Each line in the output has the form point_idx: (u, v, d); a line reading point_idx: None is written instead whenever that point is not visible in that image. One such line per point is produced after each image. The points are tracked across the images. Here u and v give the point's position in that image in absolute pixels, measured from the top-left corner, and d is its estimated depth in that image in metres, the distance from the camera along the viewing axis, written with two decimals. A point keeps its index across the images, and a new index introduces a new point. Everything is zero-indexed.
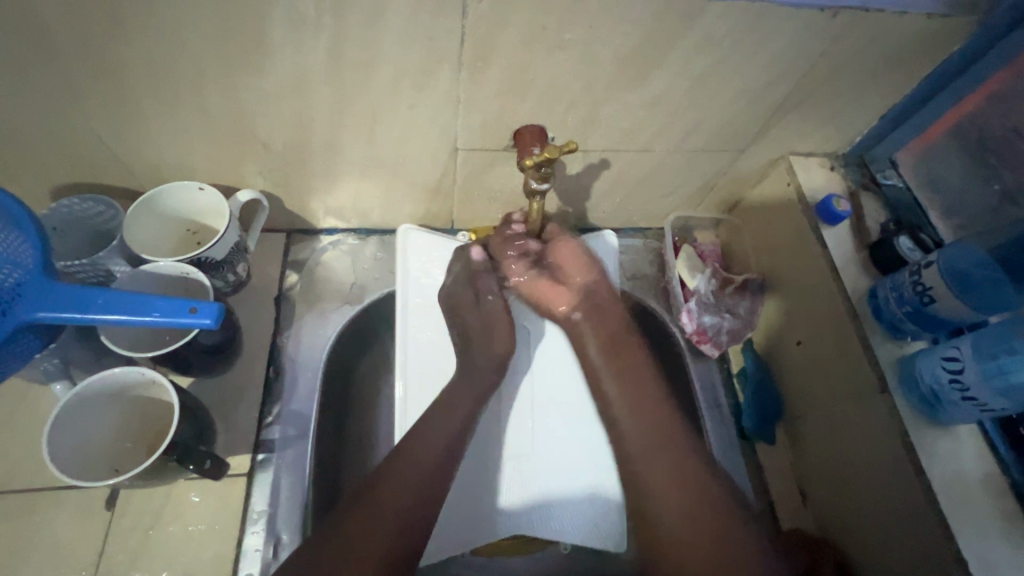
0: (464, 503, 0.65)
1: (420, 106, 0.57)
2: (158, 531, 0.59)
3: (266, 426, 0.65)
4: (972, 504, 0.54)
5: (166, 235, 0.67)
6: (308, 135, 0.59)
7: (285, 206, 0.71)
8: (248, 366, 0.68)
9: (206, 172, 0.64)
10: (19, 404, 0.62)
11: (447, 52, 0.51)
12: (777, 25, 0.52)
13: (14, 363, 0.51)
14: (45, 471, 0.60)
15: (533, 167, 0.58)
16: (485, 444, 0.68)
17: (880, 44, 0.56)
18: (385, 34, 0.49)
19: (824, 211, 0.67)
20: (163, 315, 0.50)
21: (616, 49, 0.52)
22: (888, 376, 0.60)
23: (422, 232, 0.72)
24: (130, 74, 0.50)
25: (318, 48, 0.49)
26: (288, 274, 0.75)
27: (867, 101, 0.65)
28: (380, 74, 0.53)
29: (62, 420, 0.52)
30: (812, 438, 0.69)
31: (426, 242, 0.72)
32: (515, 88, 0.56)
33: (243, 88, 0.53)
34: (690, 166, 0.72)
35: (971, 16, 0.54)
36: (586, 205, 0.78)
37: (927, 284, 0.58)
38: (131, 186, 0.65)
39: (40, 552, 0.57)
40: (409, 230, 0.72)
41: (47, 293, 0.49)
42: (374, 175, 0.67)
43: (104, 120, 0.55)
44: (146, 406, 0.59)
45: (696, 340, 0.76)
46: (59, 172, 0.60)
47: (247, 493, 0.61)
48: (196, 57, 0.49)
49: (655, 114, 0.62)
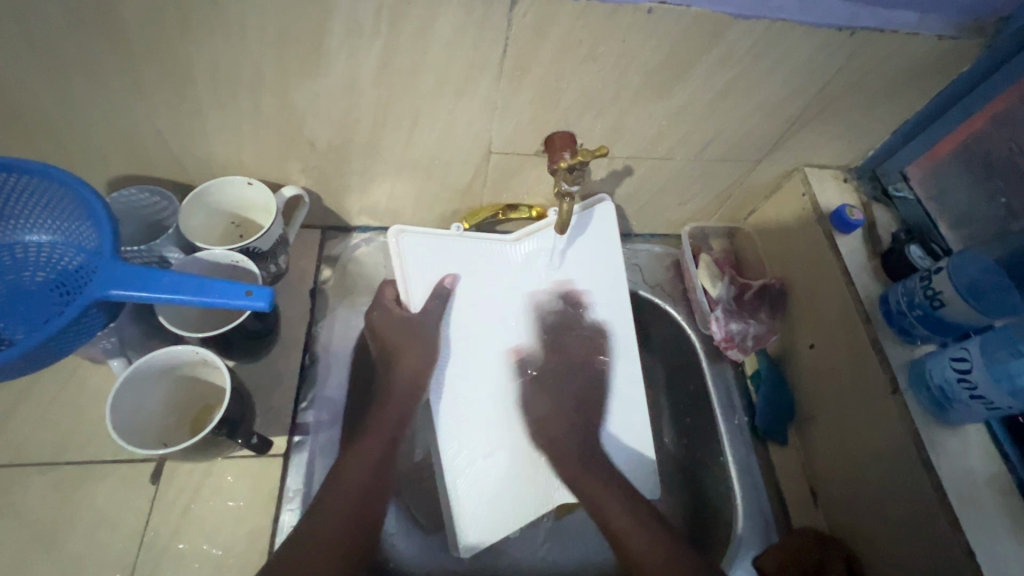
0: (478, 499, 0.67)
1: (459, 110, 0.61)
2: (198, 506, 0.61)
3: (300, 410, 0.68)
4: (980, 501, 0.57)
5: (213, 226, 0.71)
6: (351, 135, 0.63)
7: (323, 203, 0.75)
8: (284, 353, 0.71)
9: (254, 169, 0.68)
10: (71, 382, 0.65)
11: (489, 61, 0.55)
12: (796, 43, 0.55)
13: (82, 338, 0.55)
14: (93, 446, 0.63)
15: (565, 169, 0.62)
16: (451, 435, 0.67)
17: (893, 63, 0.59)
18: (433, 43, 0.53)
19: (838, 220, 0.71)
20: (221, 297, 0.53)
21: (645, 62, 0.56)
22: (899, 377, 0.62)
23: (416, 236, 0.71)
24: (197, 74, 0.54)
25: (371, 53, 0.53)
26: (323, 268, 0.79)
27: (880, 115, 0.68)
28: (426, 80, 0.57)
29: (121, 394, 0.55)
30: (825, 439, 0.71)
31: (423, 242, 0.72)
32: (549, 96, 0.60)
33: (298, 89, 0.57)
34: (708, 176, 0.76)
35: (979, 39, 0.58)
36: (608, 209, 0.81)
37: (937, 289, 0.61)
38: (182, 179, 0.69)
39: (88, 521, 0.60)
40: (400, 231, 0.70)
41: (116, 273, 0.53)
42: (410, 175, 0.71)
43: (168, 118, 0.59)
44: (193, 384, 0.62)
45: (723, 347, 0.78)
46: (120, 164, 0.65)
47: (283, 472, 0.64)
48: (258, 59, 0.53)
49: (679, 124, 0.65)
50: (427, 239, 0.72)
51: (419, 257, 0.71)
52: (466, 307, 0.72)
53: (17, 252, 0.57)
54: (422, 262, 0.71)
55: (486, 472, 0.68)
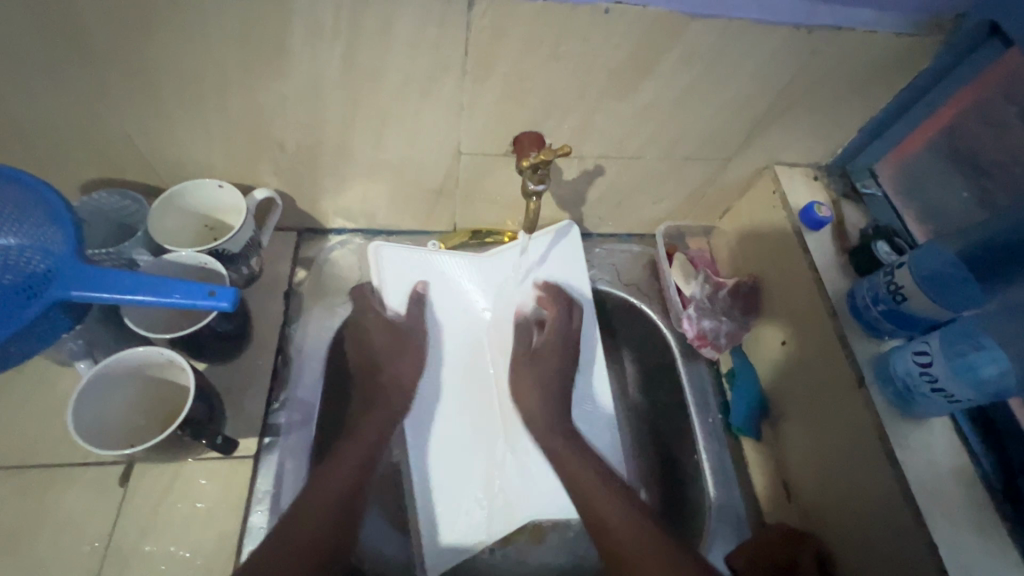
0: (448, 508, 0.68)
1: (425, 111, 0.62)
2: (167, 508, 0.61)
3: (272, 411, 0.68)
4: (945, 494, 0.57)
5: (186, 229, 0.71)
6: (320, 136, 0.64)
7: (297, 205, 0.75)
8: (256, 355, 0.71)
9: (224, 171, 0.68)
10: (41, 384, 0.66)
11: (452, 62, 0.56)
12: (754, 41, 0.56)
13: (46, 340, 0.55)
14: (62, 449, 0.63)
15: (530, 168, 0.61)
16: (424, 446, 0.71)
17: (852, 61, 0.60)
18: (395, 44, 0.53)
19: (806, 217, 0.71)
20: (184, 297, 0.53)
21: (607, 61, 0.57)
22: (864, 371, 0.62)
23: (393, 246, 0.78)
24: (162, 76, 0.55)
25: (334, 56, 0.54)
26: (297, 270, 0.79)
27: (846, 113, 0.69)
28: (390, 81, 0.57)
29: (84, 393, 0.55)
30: (797, 435, 0.71)
31: (399, 255, 0.78)
32: (514, 96, 0.61)
33: (264, 92, 0.58)
34: (679, 175, 0.76)
35: (936, 36, 0.58)
36: (582, 209, 0.82)
37: (900, 284, 0.61)
38: (153, 182, 0.69)
39: (55, 524, 0.60)
40: (379, 246, 0.78)
41: (80, 275, 0.53)
42: (382, 177, 0.71)
43: (136, 121, 0.60)
44: (162, 386, 0.62)
45: (697, 345, 0.79)
46: (91, 167, 0.65)
47: (253, 473, 0.64)
48: (222, 62, 0.54)
49: (646, 123, 0.66)
50: (400, 254, 0.79)
51: (396, 270, 0.78)
52: (444, 322, 0.78)
53: None
54: (398, 275, 0.78)
55: (458, 482, 0.70)
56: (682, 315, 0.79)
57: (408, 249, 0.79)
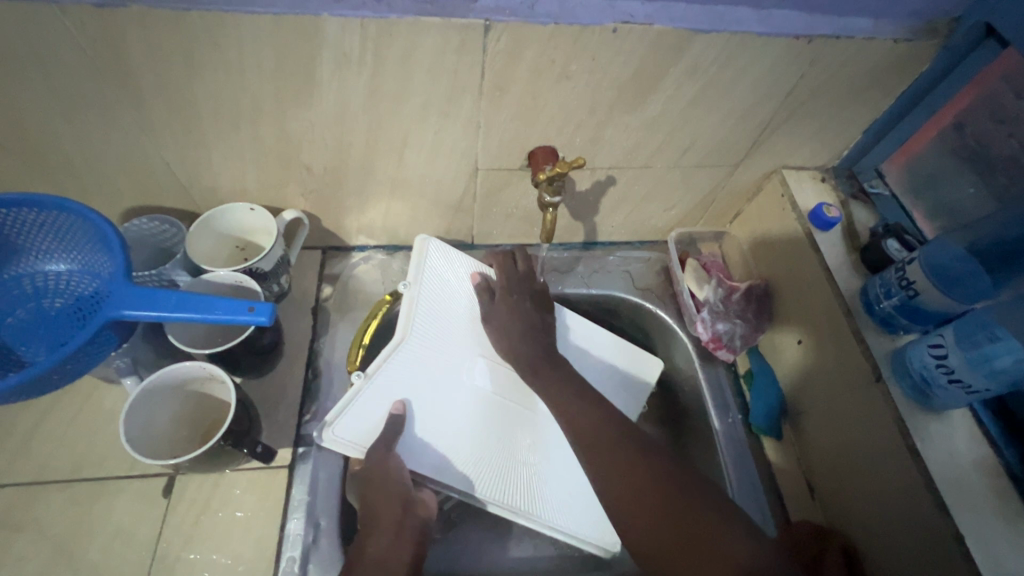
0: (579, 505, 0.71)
1: (445, 131, 0.65)
2: (209, 516, 0.64)
3: (304, 422, 0.70)
4: (968, 484, 0.57)
5: (219, 251, 0.75)
6: (345, 158, 0.67)
7: (323, 224, 0.79)
8: (288, 368, 0.74)
9: (254, 195, 0.72)
10: (89, 401, 0.69)
11: (468, 84, 0.59)
12: (757, 51, 0.59)
13: (98, 358, 0.58)
14: (108, 463, 0.66)
15: (547, 180, 0.66)
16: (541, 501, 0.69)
17: (852, 67, 0.63)
18: (417, 70, 0.57)
19: (814, 217, 0.73)
20: (224, 314, 0.56)
21: (616, 76, 0.60)
22: (881, 366, 0.64)
23: (333, 424, 0.62)
24: (198, 108, 0.59)
25: (360, 81, 0.57)
26: (323, 286, 0.82)
27: (850, 117, 0.71)
28: (411, 103, 0.61)
29: (134, 406, 0.58)
30: (817, 434, 0.72)
31: (346, 417, 0.62)
32: (528, 113, 0.64)
33: (294, 119, 0.61)
34: (688, 183, 0.79)
35: (933, 40, 0.61)
36: (595, 219, 0.84)
37: (911, 278, 0.63)
38: (189, 208, 0.74)
39: (104, 533, 0.62)
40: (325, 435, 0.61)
41: (128, 295, 0.56)
42: (404, 195, 0.75)
43: (172, 150, 0.64)
44: (201, 399, 0.65)
45: (711, 347, 0.81)
46: (133, 196, 0.70)
47: (288, 483, 0.66)
48: (255, 91, 0.57)
49: (655, 134, 0.69)
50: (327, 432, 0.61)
51: (352, 424, 0.63)
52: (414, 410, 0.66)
53: (37, 282, 0.62)
54: (355, 418, 0.63)
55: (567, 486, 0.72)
56: (696, 318, 0.81)
57: (343, 406, 0.62)
